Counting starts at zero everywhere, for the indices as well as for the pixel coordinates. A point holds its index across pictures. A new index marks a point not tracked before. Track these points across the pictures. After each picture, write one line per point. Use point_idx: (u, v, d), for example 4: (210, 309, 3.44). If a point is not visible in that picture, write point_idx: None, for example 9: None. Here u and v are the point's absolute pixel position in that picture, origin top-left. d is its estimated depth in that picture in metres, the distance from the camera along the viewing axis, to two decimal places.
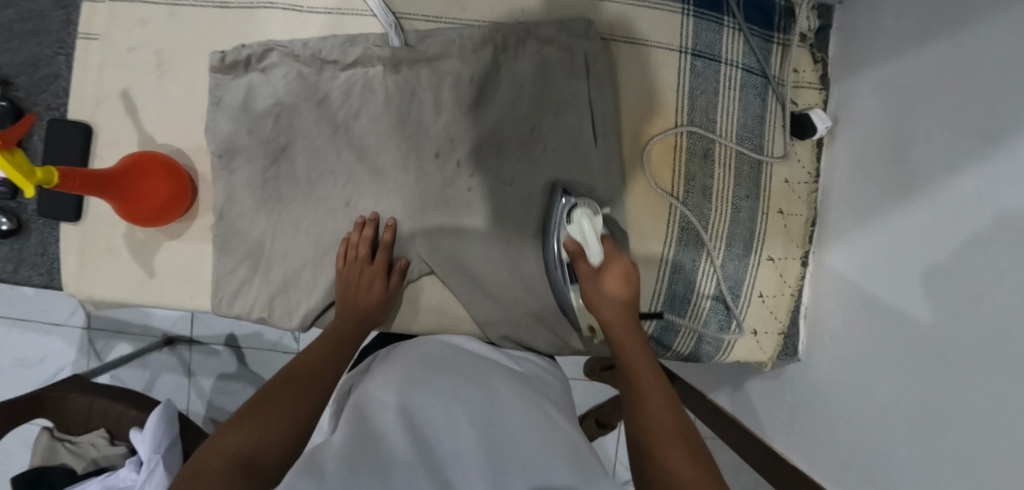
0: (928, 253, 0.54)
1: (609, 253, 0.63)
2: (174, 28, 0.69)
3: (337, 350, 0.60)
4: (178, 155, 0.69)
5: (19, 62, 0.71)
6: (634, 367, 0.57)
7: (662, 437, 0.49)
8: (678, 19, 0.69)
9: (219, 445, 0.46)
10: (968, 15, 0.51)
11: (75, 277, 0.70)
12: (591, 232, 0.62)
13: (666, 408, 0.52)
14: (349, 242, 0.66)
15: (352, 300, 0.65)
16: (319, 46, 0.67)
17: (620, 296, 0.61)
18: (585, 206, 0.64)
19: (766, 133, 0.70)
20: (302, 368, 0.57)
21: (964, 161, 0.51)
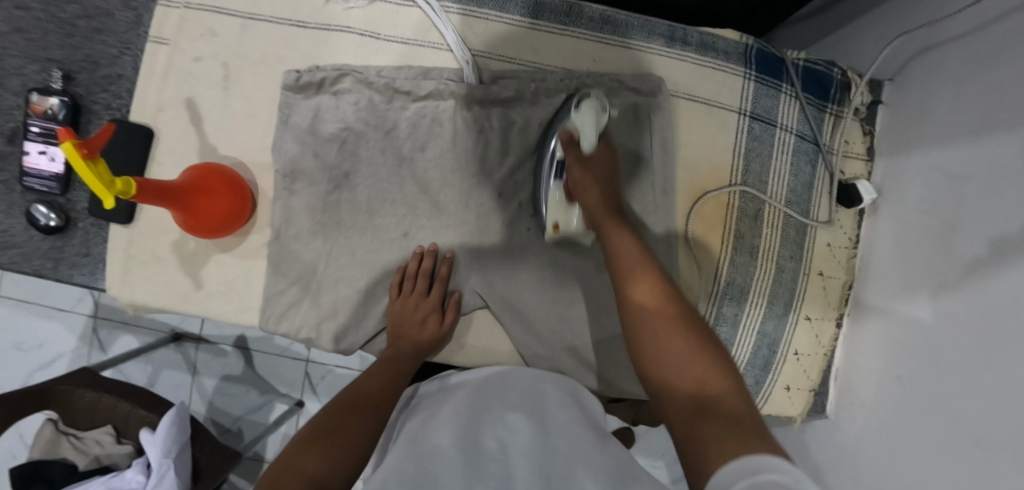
0: (975, 317, 0.56)
1: (598, 148, 0.64)
2: (246, 41, 0.69)
3: (391, 382, 0.61)
4: (237, 167, 0.69)
5: (81, 58, 0.70)
6: (627, 268, 0.56)
7: (661, 328, 0.51)
8: (739, 82, 0.72)
9: (295, 464, 0.48)
10: (1018, 121, 0.55)
11: (118, 280, 0.68)
12: (590, 123, 0.62)
13: (661, 297, 0.53)
14: (408, 272, 0.67)
15: (405, 332, 0.66)
16: (393, 76, 0.68)
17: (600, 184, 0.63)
18: (594, 100, 0.63)
19: (813, 198, 0.73)
20: (357, 398, 0.58)
21: (1010, 257, 0.53)
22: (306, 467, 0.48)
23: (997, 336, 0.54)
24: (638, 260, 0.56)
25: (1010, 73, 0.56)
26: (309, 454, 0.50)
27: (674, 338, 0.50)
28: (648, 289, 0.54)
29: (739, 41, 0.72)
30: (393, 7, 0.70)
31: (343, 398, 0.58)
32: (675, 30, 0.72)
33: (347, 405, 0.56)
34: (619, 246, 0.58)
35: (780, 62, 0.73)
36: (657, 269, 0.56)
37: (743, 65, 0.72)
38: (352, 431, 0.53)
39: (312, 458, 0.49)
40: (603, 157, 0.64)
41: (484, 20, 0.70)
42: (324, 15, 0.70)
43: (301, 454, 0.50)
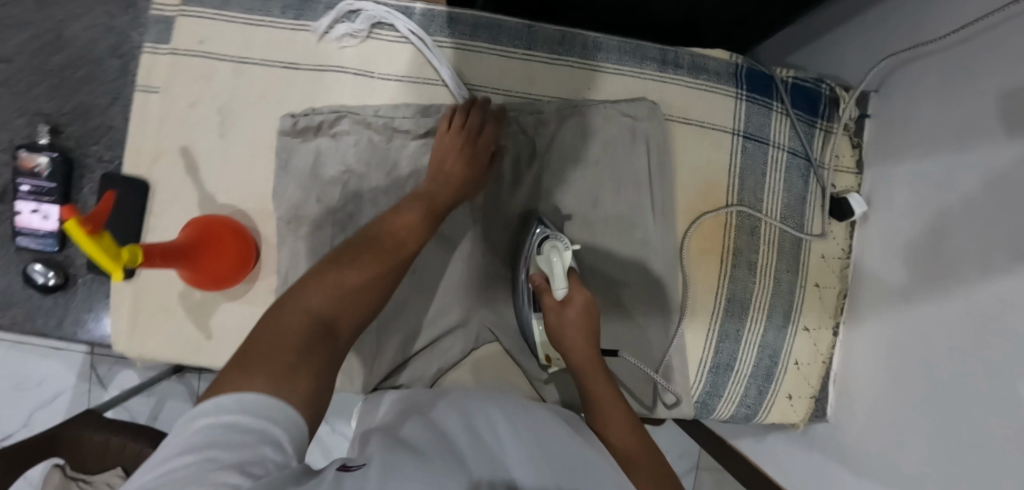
0: (969, 325, 0.58)
1: (573, 286, 0.64)
2: (238, 84, 0.68)
3: (413, 234, 0.57)
4: (239, 214, 0.68)
5: (69, 110, 0.68)
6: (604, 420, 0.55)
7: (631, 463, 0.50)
8: (732, 102, 0.74)
9: (301, 302, 0.45)
10: (997, 137, 0.57)
11: (124, 334, 0.68)
12: (560, 268, 0.62)
13: (632, 439, 0.53)
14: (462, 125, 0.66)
15: (441, 176, 0.63)
16: (391, 116, 0.68)
17: (584, 331, 0.61)
18: (556, 239, 0.64)
19: (806, 212, 0.75)
20: (374, 240, 0.54)
21: (995, 270, 0.56)
22: (308, 297, 0.46)
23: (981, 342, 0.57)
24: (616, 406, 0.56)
25: (987, 89, 0.58)
26: (316, 280, 0.48)
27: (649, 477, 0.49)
28: (621, 439, 0.53)
29: (729, 61, 0.74)
30: (386, 44, 0.70)
31: (360, 236, 0.55)
32: (666, 54, 0.73)
33: (366, 238, 0.54)
34: (604, 408, 0.56)
35: (770, 79, 0.74)
36: (635, 421, 0.55)
37: (734, 85, 0.73)
38: (365, 266, 0.51)
39: (317, 285, 0.47)
40: (580, 308, 0.62)
41: (479, 54, 0.71)
42: (317, 55, 0.69)
43: (308, 281, 0.48)
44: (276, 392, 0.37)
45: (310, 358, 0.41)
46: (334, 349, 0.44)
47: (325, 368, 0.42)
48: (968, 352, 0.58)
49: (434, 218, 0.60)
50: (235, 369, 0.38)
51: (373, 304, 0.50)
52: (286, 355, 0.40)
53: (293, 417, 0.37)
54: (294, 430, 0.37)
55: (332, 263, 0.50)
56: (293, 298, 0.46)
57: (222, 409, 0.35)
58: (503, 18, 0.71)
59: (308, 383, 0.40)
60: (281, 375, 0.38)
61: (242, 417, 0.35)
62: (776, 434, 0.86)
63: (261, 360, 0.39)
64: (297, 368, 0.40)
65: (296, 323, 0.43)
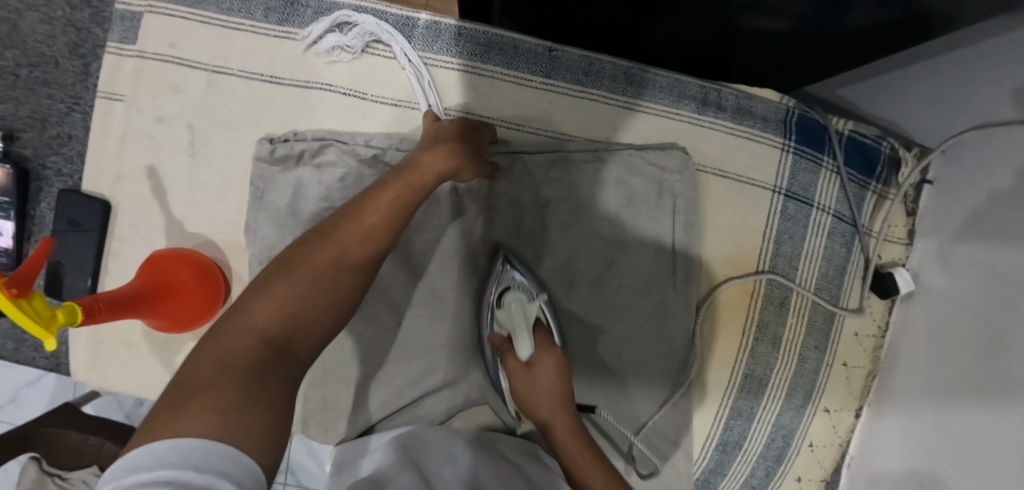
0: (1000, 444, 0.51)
1: (540, 347, 0.59)
2: (212, 98, 0.60)
3: (393, 212, 0.48)
4: (209, 247, 0.61)
5: (25, 114, 0.61)
6: None
7: None
8: (776, 154, 0.64)
9: (247, 316, 0.39)
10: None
11: (85, 365, 0.63)
12: (518, 318, 0.58)
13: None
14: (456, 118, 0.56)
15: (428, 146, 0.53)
16: (382, 148, 0.59)
17: (555, 375, 0.57)
18: (520, 290, 0.60)
19: (845, 284, 0.67)
20: (341, 230, 0.46)
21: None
22: (256, 312, 0.40)
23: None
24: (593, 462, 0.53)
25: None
26: (274, 288, 0.42)
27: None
28: None
29: (778, 106, 0.64)
30: (384, 61, 0.61)
31: (326, 226, 0.47)
32: (708, 92, 0.63)
33: (334, 232, 0.46)
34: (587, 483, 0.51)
35: (824, 130, 0.64)
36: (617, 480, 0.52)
37: (781, 135, 0.64)
38: (331, 260, 0.45)
39: (270, 297, 0.41)
40: (546, 371, 0.58)
41: (490, 80, 0.61)
42: (303, 69, 0.60)
43: (261, 292, 0.41)
44: (220, 424, 0.31)
45: (260, 384, 0.35)
46: (292, 368, 0.39)
47: (278, 399, 0.36)
48: (992, 472, 0.51)
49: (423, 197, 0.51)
50: (169, 409, 0.32)
51: (340, 300, 0.44)
52: (232, 395, 0.33)
53: (251, 468, 0.30)
54: (250, 483, 0.30)
55: (292, 265, 0.44)
56: (239, 315, 0.40)
57: (161, 462, 0.28)
58: (521, 39, 0.61)
59: (259, 413, 0.33)
60: (224, 405, 0.32)
61: (185, 473, 0.28)
62: None
63: (203, 401, 0.32)
64: (245, 396, 0.34)
65: (243, 347, 0.37)
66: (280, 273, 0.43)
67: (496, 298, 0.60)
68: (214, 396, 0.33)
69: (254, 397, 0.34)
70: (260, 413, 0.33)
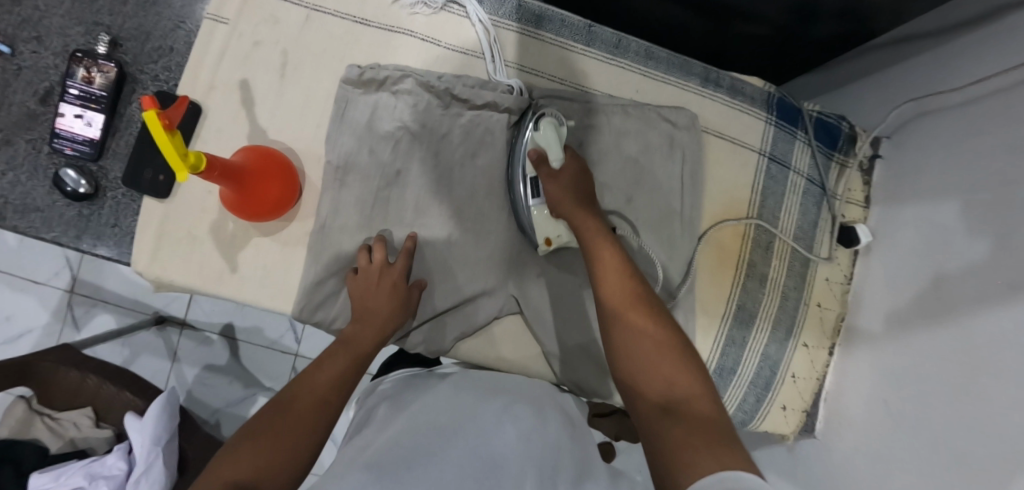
0: (957, 355, 0.64)
1: (568, 158, 0.66)
2: (308, 30, 0.70)
3: (339, 383, 0.58)
4: (287, 154, 0.69)
5: (131, 26, 0.69)
6: (610, 299, 0.57)
7: (627, 316, 0.55)
8: (762, 126, 0.79)
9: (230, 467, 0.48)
10: (996, 187, 0.64)
11: (148, 254, 0.67)
12: (553, 138, 0.66)
13: (630, 307, 0.55)
14: (381, 269, 0.65)
15: (367, 319, 0.63)
16: (451, 83, 0.71)
17: (575, 197, 0.64)
18: (552, 117, 0.68)
19: (817, 235, 0.81)
20: (295, 397, 0.56)
21: (993, 302, 0.61)
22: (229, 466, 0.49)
23: (980, 374, 0.61)
24: (613, 261, 0.59)
25: (979, 145, 0.67)
26: (245, 446, 0.50)
27: (659, 356, 0.52)
28: (619, 308, 0.56)
29: (763, 88, 0.80)
30: (456, 18, 0.73)
31: (286, 399, 0.56)
32: (709, 72, 0.78)
33: (292, 400, 0.55)
34: (604, 282, 0.58)
35: (798, 111, 0.81)
36: (631, 276, 0.58)
37: (765, 110, 0.80)
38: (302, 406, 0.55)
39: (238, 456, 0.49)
40: (568, 176, 0.65)
41: (540, 42, 0.74)
42: (389, 16, 0.72)
43: (232, 451, 0.50)
44: None
45: None
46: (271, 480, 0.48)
47: None
48: (953, 376, 0.64)
49: (358, 367, 0.61)
50: None
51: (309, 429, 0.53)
52: None
53: None
54: None
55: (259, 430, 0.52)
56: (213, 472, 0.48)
57: None
58: (567, 15, 0.75)
59: None
60: None
61: None
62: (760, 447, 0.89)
63: None
64: None
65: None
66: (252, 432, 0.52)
67: (534, 127, 0.68)
68: None
69: None
70: None
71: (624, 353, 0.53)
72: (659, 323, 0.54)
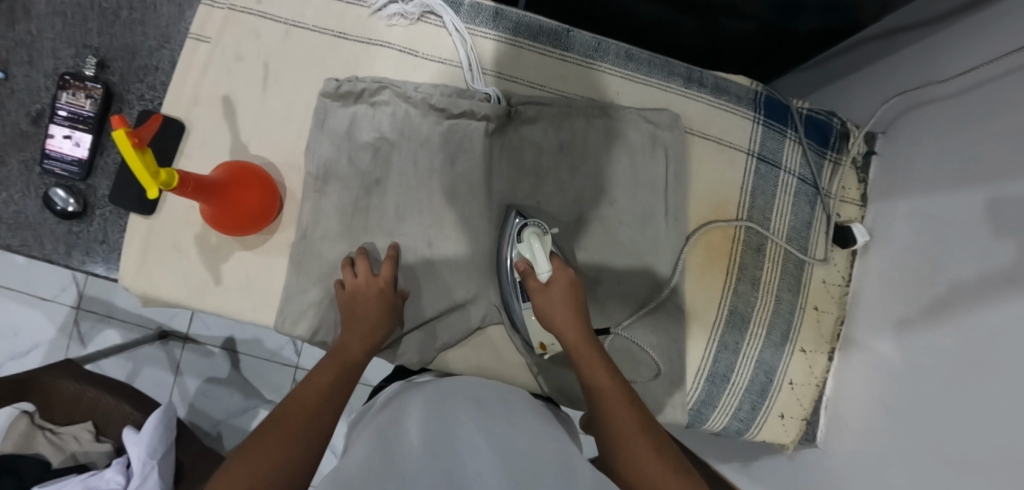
0: (956, 352, 0.60)
1: (556, 267, 0.64)
2: (287, 45, 0.71)
3: (330, 392, 0.57)
4: (269, 167, 0.70)
5: (118, 47, 0.70)
6: (608, 411, 0.55)
7: (627, 437, 0.53)
8: (749, 124, 0.78)
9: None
10: (988, 179, 0.61)
11: (134, 268, 0.68)
12: (540, 251, 0.64)
13: (634, 430, 0.53)
14: (366, 276, 0.65)
15: (359, 325, 0.63)
16: (429, 92, 0.70)
17: (568, 302, 0.62)
18: (534, 225, 0.67)
19: (811, 235, 0.79)
20: (292, 408, 0.54)
21: (990, 300, 0.58)
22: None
23: (979, 376, 0.58)
24: (608, 386, 0.57)
25: (967, 134, 0.65)
26: (232, 470, 0.48)
27: (664, 482, 0.49)
28: (621, 418, 0.54)
29: (748, 87, 0.78)
30: (434, 28, 0.73)
31: (277, 413, 0.54)
32: (693, 72, 0.77)
33: (284, 415, 0.53)
34: (603, 412, 0.56)
35: (787, 109, 0.79)
36: (626, 390, 0.57)
37: (752, 109, 0.78)
38: (299, 423, 0.53)
39: (229, 477, 0.47)
40: (562, 286, 0.63)
41: (518, 48, 0.74)
42: (366, 28, 0.72)
43: (223, 473, 0.48)
44: None
45: None
46: None
47: None
48: (951, 378, 0.61)
49: (352, 373, 0.60)
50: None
51: (308, 447, 0.51)
52: None
53: None
54: None
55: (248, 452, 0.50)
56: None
57: None
58: (544, 21, 0.75)
59: None
60: None
61: None
62: (761, 456, 0.86)
63: None
64: None
65: None
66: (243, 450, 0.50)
67: (518, 238, 0.67)
68: None
69: None
70: None
71: (626, 481, 0.51)
72: (663, 454, 0.52)
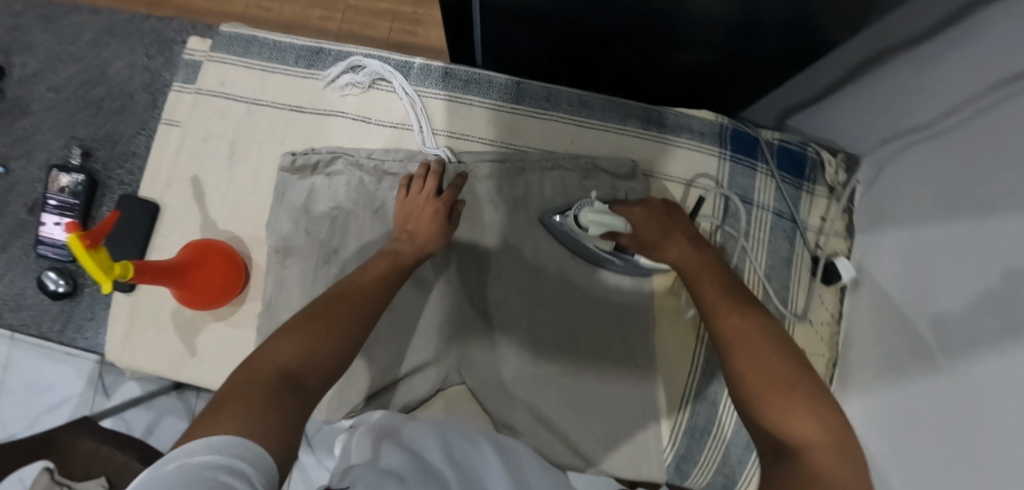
0: (959, 399, 0.51)
1: (647, 214, 0.66)
2: (249, 122, 0.74)
3: (380, 285, 0.58)
4: (236, 241, 0.73)
5: (101, 136, 0.77)
6: (729, 333, 0.54)
7: (745, 351, 0.52)
8: (716, 161, 0.75)
9: (273, 354, 0.46)
10: (973, 209, 0.53)
11: (119, 343, 0.72)
12: (606, 221, 0.63)
13: (752, 346, 0.52)
14: (416, 179, 0.69)
15: (410, 237, 0.64)
16: (381, 159, 0.73)
17: (675, 236, 0.64)
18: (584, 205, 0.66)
19: (792, 275, 0.74)
20: (346, 293, 0.56)
21: (984, 344, 0.49)
22: (279, 352, 0.47)
23: (979, 435, 0.48)
24: (724, 307, 0.56)
25: (952, 160, 0.57)
26: (290, 334, 0.49)
27: (777, 403, 0.47)
28: (743, 333, 0.53)
29: (713, 122, 0.75)
30: (385, 94, 0.75)
31: (331, 295, 0.55)
32: (651, 113, 0.76)
33: (338, 296, 0.55)
34: (716, 298, 0.57)
35: (755, 140, 0.75)
36: (746, 306, 0.56)
37: (719, 145, 0.75)
38: (353, 323, 0.53)
39: (291, 342, 0.48)
40: (645, 216, 0.66)
41: (469, 105, 0.75)
42: (322, 100, 0.75)
43: (279, 339, 0.48)
44: (266, 433, 0.37)
45: (276, 398, 0.41)
46: (308, 394, 0.45)
47: (295, 413, 0.42)
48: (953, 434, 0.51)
49: (402, 273, 0.61)
50: (253, 358, 0.46)
51: (353, 342, 0.52)
52: (253, 404, 0.40)
53: (264, 454, 0.35)
54: (263, 463, 0.35)
55: (306, 327, 0.50)
56: (264, 354, 0.47)
57: (232, 461, 0.33)
58: (494, 75, 0.76)
59: (282, 420, 0.40)
60: (254, 407, 0.39)
61: (218, 455, 0.33)
62: None
63: (243, 407, 0.39)
64: (268, 411, 0.40)
65: (265, 374, 0.44)
66: (294, 324, 0.50)
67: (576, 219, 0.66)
68: (247, 405, 0.39)
69: (283, 405, 0.41)
70: (284, 414, 0.41)
71: (751, 401, 0.49)
72: (790, 373, 0.49)
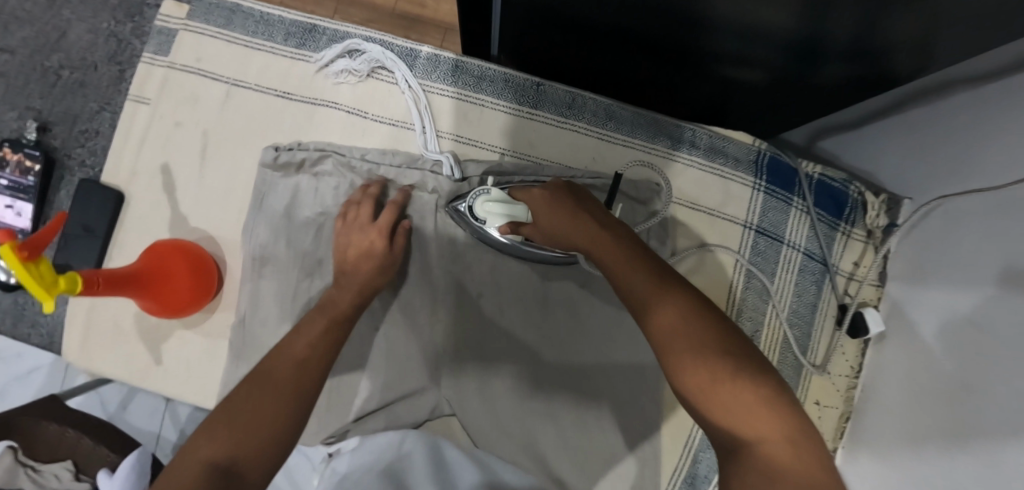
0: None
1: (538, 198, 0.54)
2: (228, 107, 0.66)
3: (324, 346, 0.50)
4: (209, 242, 0.65)
5: (60, 111, 0.70)
6: (656, 325, 0.40)
7: (673, 346, 0.39)
8: (748, 193, 0.68)
9: (193, 448, 0.40)
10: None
11: (76, 345, 0.66)
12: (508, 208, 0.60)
13: (685, 336, 0.39)
14: (353, 200, 0.62)
15: (347, 279, 0.57)
16: (376, 162, 0.64)
17: (565, 213, 0.50)
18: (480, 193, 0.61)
19: (816, 322, 0.68)
20: (275, 361, 0.47)
21: None
22: (201, 448, 0.40)
23: None
24: (635, 287, 0.42)
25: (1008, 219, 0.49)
26: (214, 426, 0.42)
27: (727, 406, 0.36)
28: (668, 320, 0.40)
29: (751, 146, 0.68)
30: (386, 86, 0.67)
31: (266, 363, 0.47)
32: (684, 132, 0.68)
33: (270, 364, 0.47)
34: (616, 275, 0.44)
35: (794, 173, 0.68)
36: (662, 278, 0.42)
37: (753, 175, 0.68)
38: (286, 395, 0.45)
39: (214, 434, 0.41)
40: (541, 200, 0.53)
41: (480, 107, 0.67)
42: (313, 87, 0.66)
43: (202, 433, 0.41)
44: None
45: None
46: None
47: None
48: None
49: (342, 331, 0.53)
50: (174, 461, 0.40)
51: (296, 421, 0.45)
52: None
53: None
54: None
55: (228, 414, 0.43)
56: (184, 455, 0.40)
57: None
58: (511, 73, 0.67)
59: None
60: None
61: None
62: None
63: None
64: None
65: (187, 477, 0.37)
66: (218, 412, 0.43)
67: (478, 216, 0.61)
68: None
69: None
70: None
71: (701, 405, 0.37)
72: (731, 362, 0.37)
